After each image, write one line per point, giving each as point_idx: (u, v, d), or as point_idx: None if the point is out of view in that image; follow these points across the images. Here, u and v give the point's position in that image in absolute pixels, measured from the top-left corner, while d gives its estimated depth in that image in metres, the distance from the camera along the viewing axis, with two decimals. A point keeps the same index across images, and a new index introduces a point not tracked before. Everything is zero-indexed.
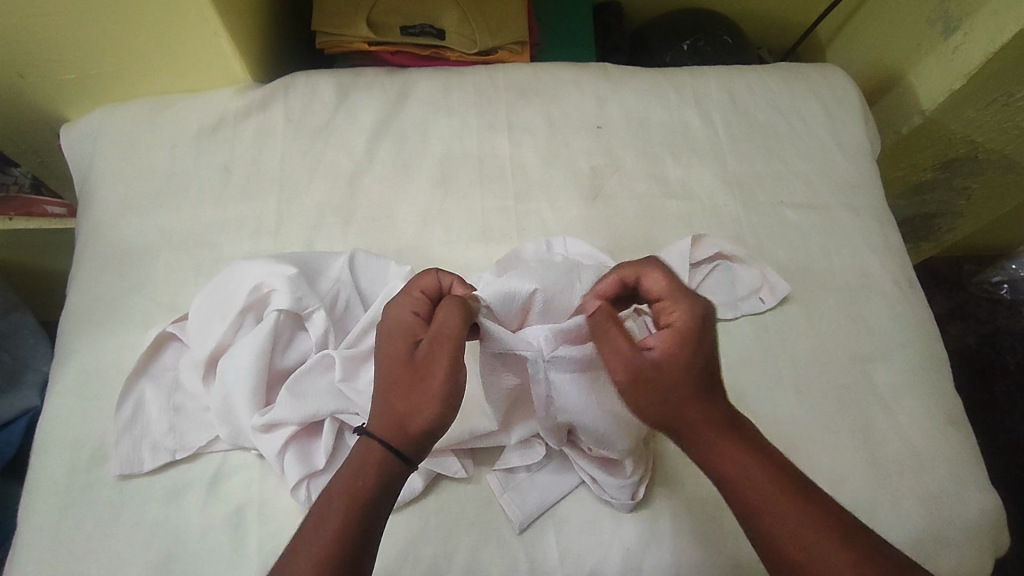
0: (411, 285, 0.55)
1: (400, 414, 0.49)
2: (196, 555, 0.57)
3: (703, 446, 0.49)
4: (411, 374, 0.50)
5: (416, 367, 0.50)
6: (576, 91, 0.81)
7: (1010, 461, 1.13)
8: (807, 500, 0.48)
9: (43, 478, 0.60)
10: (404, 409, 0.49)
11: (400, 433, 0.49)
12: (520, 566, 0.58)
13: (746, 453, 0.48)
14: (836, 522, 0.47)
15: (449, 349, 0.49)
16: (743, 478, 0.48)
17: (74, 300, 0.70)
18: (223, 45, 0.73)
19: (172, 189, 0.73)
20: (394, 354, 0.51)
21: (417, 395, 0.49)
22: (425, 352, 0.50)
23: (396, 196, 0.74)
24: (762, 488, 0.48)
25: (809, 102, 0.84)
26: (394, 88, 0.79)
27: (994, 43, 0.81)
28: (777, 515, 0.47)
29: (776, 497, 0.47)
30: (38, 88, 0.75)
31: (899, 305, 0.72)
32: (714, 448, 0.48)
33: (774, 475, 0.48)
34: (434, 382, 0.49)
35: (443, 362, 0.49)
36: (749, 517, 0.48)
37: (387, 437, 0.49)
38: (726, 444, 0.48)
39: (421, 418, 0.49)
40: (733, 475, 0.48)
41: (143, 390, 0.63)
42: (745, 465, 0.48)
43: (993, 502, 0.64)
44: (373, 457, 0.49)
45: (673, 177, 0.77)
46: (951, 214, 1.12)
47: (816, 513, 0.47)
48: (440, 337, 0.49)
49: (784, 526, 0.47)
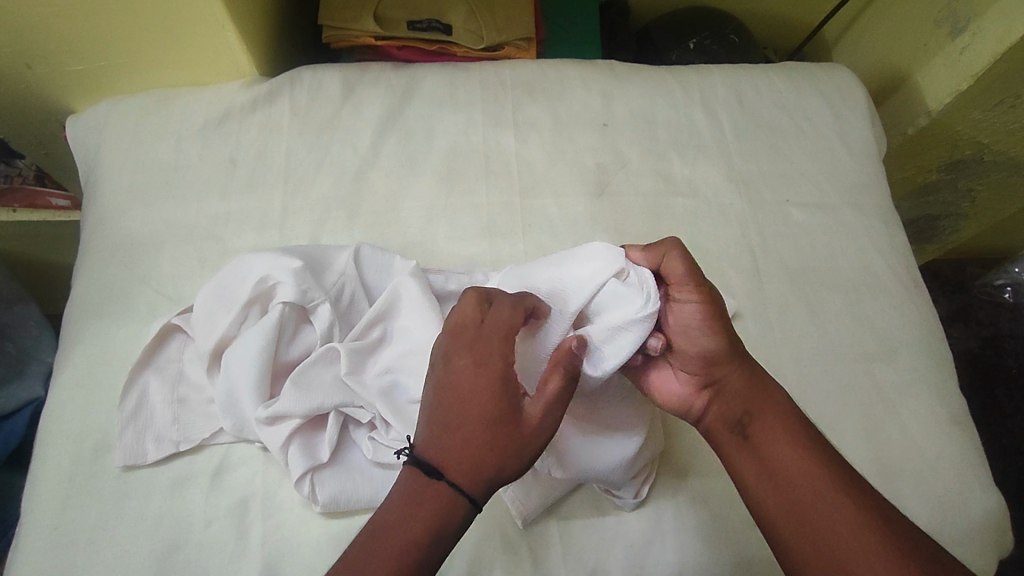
0: (510, 329, 0.49)
1: (492, 476, 0.46)
2: (199, 546, 0.57)
3: (736, 376, 0.54)
4: (512, 433, 0.47)
5: (522, 428, 0.47)
6: (583, 89, 0.81)
7: (1011, 464, 1.13)
8: (819, 451, 0.50)
9: (46, 468, 0.60)
10: (495, 465, 0.46)
11: (480, 489, 0.46)
12: (523, 562, 0.57)
13: (767, 395, 0.53)
14: (848, 478, 0.49)
15: (556, 411, 0.48)
16: (772, 426, 0.52)
17: (79, 291, 0.70)
18: (232, 38, 0.73)
19: (177, 181, 0.73)
20: (496, 414, 0.47)
21: (512, 454, 0.47)
22: (537, 414, 0.47)
23: (402, 191, 0.74)
24: (780, 430, 0.52)
25: (816, 102, 0.84)
26: (401, 83, 0.80)
27: (1002, 44, 0.81)
28: (788, 459, 0.50)
29: (789, 438, 0.51)
30: (45, 80, 0.74)
31: (903, 305, 0.72)
32: (750, 377, 0.54)
33: (789, 421, 0.52)
34: (535, 445, 0.47)
35: (547, 429, 0.48)
36: (763, 455, 0.51)
37: (450, 505, 0.46)
38: (761, 390, 0.54)
39: (508, 476, 0.47)
40: (764, 420, 0.52)
41: (147, 381, 0.63)
42: (769, 404, 0.53)
43: (998, 505, 0.63)
44: (417, 528, 0.45)
45: (679, 175, 0.77)
46: (955, 216, 1.11)
47: (827, 463, 0.49)
48: (552, 403, 0.48)
49: (792, 465, 0.50)
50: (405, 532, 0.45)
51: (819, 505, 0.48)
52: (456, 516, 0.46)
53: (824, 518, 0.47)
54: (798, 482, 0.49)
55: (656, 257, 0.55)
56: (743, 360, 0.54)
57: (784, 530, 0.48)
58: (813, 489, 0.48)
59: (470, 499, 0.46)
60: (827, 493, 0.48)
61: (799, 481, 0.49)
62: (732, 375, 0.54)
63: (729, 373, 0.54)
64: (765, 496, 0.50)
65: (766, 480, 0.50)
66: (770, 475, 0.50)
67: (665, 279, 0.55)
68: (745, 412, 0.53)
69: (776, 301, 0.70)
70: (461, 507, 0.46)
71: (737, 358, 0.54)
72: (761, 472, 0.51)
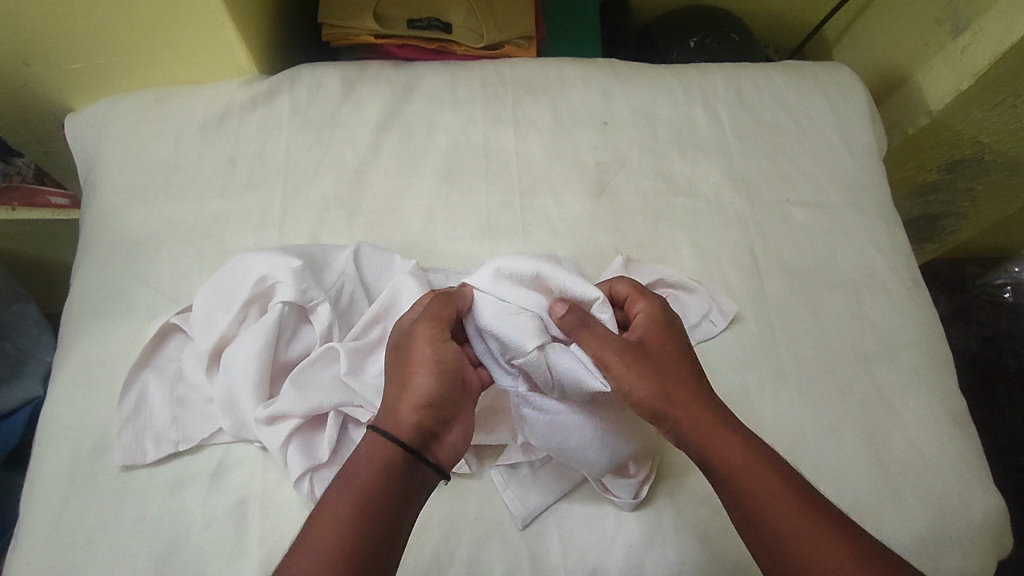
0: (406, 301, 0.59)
1: (392, 398, 0.51)
2: (197, 546, 0.57)
3: (691, 426, 0.51)
4: (398, 357, 0.53)
5: (403, 349, 0.53)
6: (583, 88, 0.81)
7: (1010, 464, 1.13)
8: (790, 485, 0.48)
9: (45, 468, 0.60)
10: (390, 390, 0.52)
11: (402, 424, 0.50)
12: (523, 562, 0.57)
13: (727, 433, 0.50)
14: (821, 511, 0.47)
15: (433, 323, 0.54)
16: (743, 463, 0.49)
17: (78, 290, 0.69)
18: (232, 37, 0.73)
19: (176, 180, 0.73)
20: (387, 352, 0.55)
21: (403, 373, 0.52)
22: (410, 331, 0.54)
23: (401, 190, 0.73)
24: (747, 471, 0.49)
25: (817, 101, 0.83)
26: (401, 81, 0.79)
27: (1003, 44, 0.81)
28: (760, 502, 0.48)
29: (756, 477, 0.49)
30: (44, 79, 0.74)
31: (904, 305, 0.72)
32: (705, 424, 0.51)
33: (754, 457, 0.49)
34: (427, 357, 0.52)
35: (422, 337, 0.53)
36: (735, 500, 0.49)
37: (375, 457, 0.48)
38: (718, 428, 0.51)
39: (410, 396, 0.51)
40: (727, 465, 0.49)
41: (146, 381, 0.63)
42: (731, 443, 0.50)
43: (997, 507, 0.63)
44: (360, 472, 0.48)
45: (680, 174, 0.77)
46: (955, 215, 1.11)
47: (797, 499, 0.48)
48: (424, 318, 0.54)
49: (764, 507, 0.48)
50: (337, 506, 0.46)
51: (796, 546, 0.46)
52: (386, 462, 0.48)
53: (805, 559, 0.46)
54: (774, 523, 0.47)
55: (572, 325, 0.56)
56: (693, 404, 0.52)
57: (769, 572, 0.48)
58: (784, 530, 0.47)
59: (381, 434, 0.49)
60: (803, 534, 0.46)
61: (774, 523, 0.47)
62: (680, 423, 0.51)
63: (679, 420, 0.51)
64: (744, 535, 0.49)
65: (743, 523, 0.49)
66: (746, 519, 0.49)
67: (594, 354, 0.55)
68: (704, 457, 0.51)
69: (776, 301, 0.70)
70: (382, 439, 0.49)
71: (679, 408, 0.52)
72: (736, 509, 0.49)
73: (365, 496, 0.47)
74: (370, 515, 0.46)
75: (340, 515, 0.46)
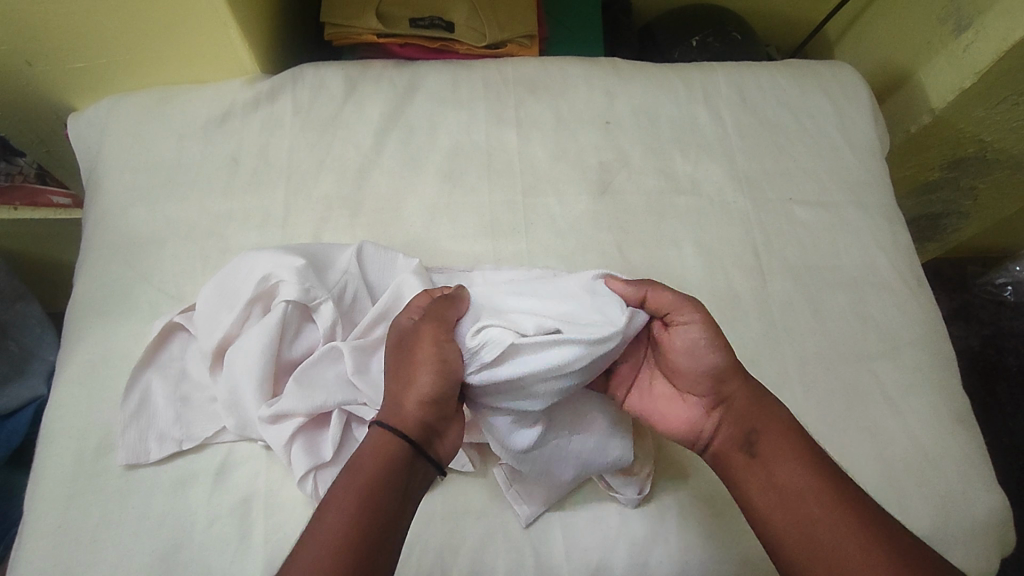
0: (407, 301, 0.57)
1: (397, 395, 0.51)
2: (201, 545, 0.57)
3: (742, 397, 0.55)
4: (403, 355, 0.53)
5: (407, 345, 0.53)
6: (585, 87, 0.81)
7: (1012, 462, 1.13)
8: (819, 463, 0.51)
9: (49, 467, 0.60)
10: (395, 388, 0.52)
11: (407, 422, 0.50)
12: (526, 561, 0.57)
13: (767, 409, 0.54)
14: (845, 488, 0.50)
15: (432, 322, 0.53)
16: (780, 438, 0.53)
17: (81, 290, 0.69)
18: (234, 36, 0.73)
19: (179, 179, 0.73)
20: (388, 347, 0.54)
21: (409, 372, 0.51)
22: (417, 328, 0.53)
23: (404, 190, 0.73)
24: (782, 443, 0.52)
25: (819, 100, 0.83)
26: (403, 80, 0.79)
27: (1006, 42, 0.81)
28: (789, 470, 0.51)
29: (790, 450, 0.52)
30: (47, 78, 0.74)
31: (906, 303, 0.72)
32: (754, 397, 0.55)
33: (790, 433, 0.53)
34: (428, 359, 0.51)
35: (428, 335, 0.52)
36: (766, 468, 0.52)
37: (380, 454, 0.49)
38: (764, 402, 0.55)
39: (416, 395, 0.51)
40: (771, 438, 0.53)
41: (149, 380, 0.63)
42: (771, 417, 0.54)
43: (1000, 506, 0.63)
44: (368, 464, 0.48)
45: (683, 173, 0.77)
46: (957, 214, 1.11)
47: (826, 474, 0.50)
48: (430, 318, 0.53)
49: (793, 476, 0.51)
50: (340, 502, 0.46)
51: (817, 516, 0.48)
52: (387, 459, 0.49)
53: (822, 529, 0.48)
54: (806, 499, 0.49)
55: (638, 292, 0.55)
56: (746, 376, 0.56)
57: (791, 542, 0.49)
58: (810, 500, 0.49)
59: (389, 431, 0.50)
60: (825, 505, 0.49)
61: (801, 492, 0.50)
62: (739, 390, 0.55)
63: (738, 386, 0.55)
64: (768, 506, 0.51)
65: (770, 492, 0.51)
66: (773, 488, 0.51)
67: (662, 314, 0.55)
68: (754, 430, 0.54)
69: (780, 300, 0.70)
70: (390, 438, 0.50)
71: (741, 374, 0.55)
72: (762, 486, 0.52)
73: (370, 487, 0.47)
74: (376, 507, 0.46)
75: (347, 505, 0.46)
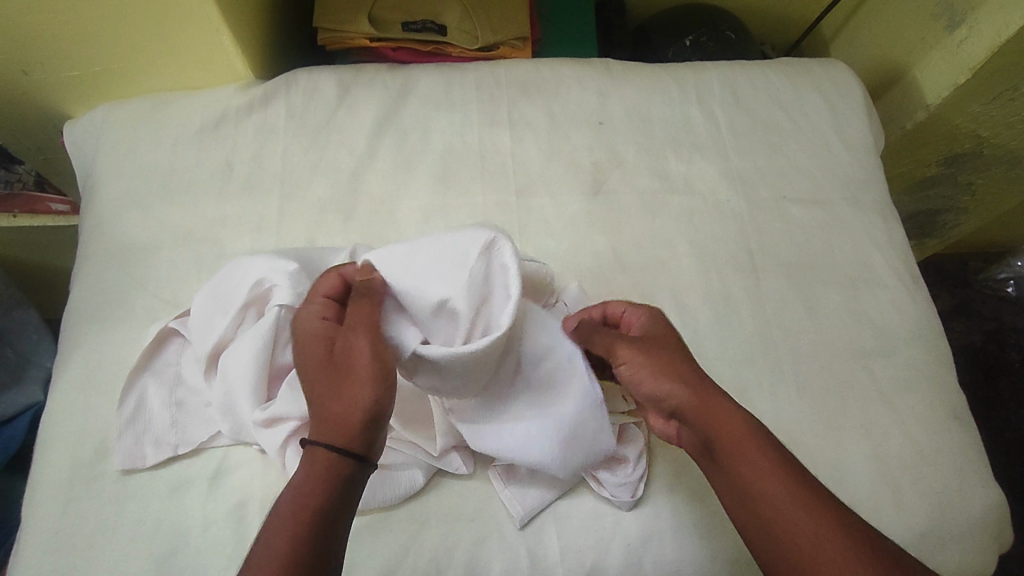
0: (312, 290, 0.53)
1: (336, 410, 0.47)
2: (197, 550, 0.57)
3: (701, 405, 0.52)
4: (334, 364, 0.49)
5: (339, 355, 0.49)
6: (577, 87, 0.81)
7: (1014, 459, 1.13)
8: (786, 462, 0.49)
9: (46, 474, 0.60)
10: (328, 402, 0.47)
11: (343, 436, 0.46)
12: (521, 562, 0.57)
13: (730, 410, 0.52)
14: (812, 488, 0.48)
15: (365, 329, 0.49)
16: (742, 443, 0.50)
17: (76, 297, 0.70)
18: (226, 42, 0.74)
19: (173, 186, 0.73)
20: (312, 358, 0.49)
21: (348, 385, 0.47)
22: (351, 338, 0.49)
23: (396, 192, 0.74)
24: (748, 446, 0.50)
25: (812, 97, 0.83)
26: (396, 84, 0.80)
27: (1000, 37, 0.80)
28: (752, 473, 0.49)
29: (757, 451, 0.50)
30: (42, 87, 0.75)
31: (902, 300, 0.72)
32: (708, 401, 0.52)
33: (753, 433, 0.51)
34: (364, 369, 0.47)
35: (363, 344, 0.49)
36: (728, 469, 0.50)
37: (319, 468, 0.46)
38: (723, 405, 0.52)
39: (358, 408, 0.47)
40: (731, 438, 0.50)
41: (145, 385, 0.63)
42: (735, 418, 0.51)
43: (996, 501, 0.63)
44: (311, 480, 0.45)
45: (675, 172, 0.77)
46: (956, 210, 1.11)
47: (793, 474, 0.48)
48: (360, 326, 0.50)
49: (758, 479, 0.49)
50: (282, 512, 0.44)
51: (783, 519, 0.47)
52: (328, 471, 0.46)
53: (788, 530, 0.46)
54: (764, 502, 0.48)
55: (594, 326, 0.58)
56: (694, 386, 0.53)
57: (757, 546, 0.48)
58: (772, 502, 0.48)
59: (331, 448, 0.46)
60: (791, 507, 0.47)
61: (766, 495, 0.48)
62: (686, 401, 0.53)
63: (685, 396, 0.53)
64: (735, 511, 0.50)
65: (738, 498, 0.49)
66: (738, 492, 0.49)
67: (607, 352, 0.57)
68: (710, 435, 0.51)
69: (773, 298, 0.70)
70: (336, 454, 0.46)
71: (682, 388, 0.53)
72: (734, 496, 0.50)
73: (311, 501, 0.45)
74: (323, 518, 0.44)
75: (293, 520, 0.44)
